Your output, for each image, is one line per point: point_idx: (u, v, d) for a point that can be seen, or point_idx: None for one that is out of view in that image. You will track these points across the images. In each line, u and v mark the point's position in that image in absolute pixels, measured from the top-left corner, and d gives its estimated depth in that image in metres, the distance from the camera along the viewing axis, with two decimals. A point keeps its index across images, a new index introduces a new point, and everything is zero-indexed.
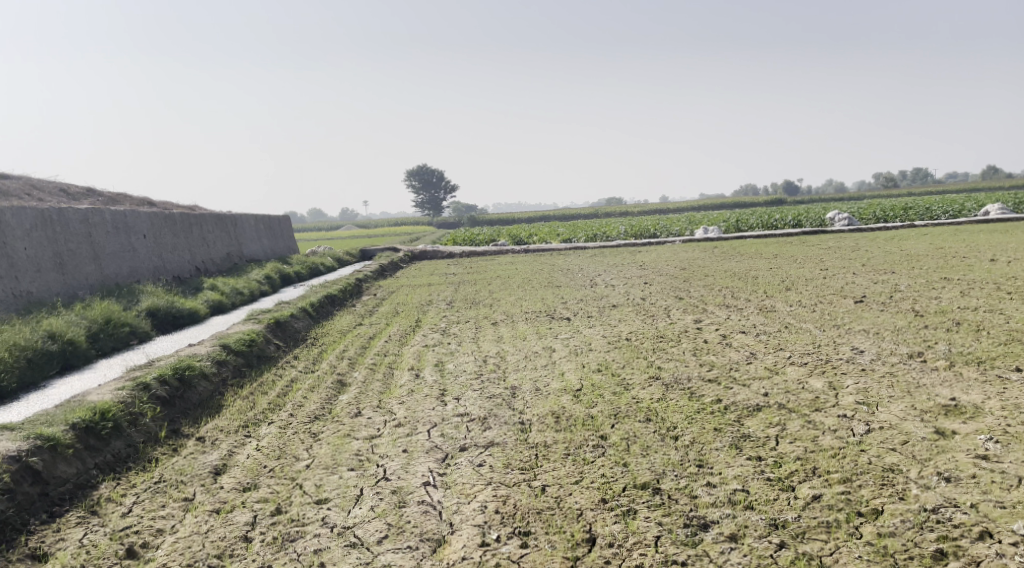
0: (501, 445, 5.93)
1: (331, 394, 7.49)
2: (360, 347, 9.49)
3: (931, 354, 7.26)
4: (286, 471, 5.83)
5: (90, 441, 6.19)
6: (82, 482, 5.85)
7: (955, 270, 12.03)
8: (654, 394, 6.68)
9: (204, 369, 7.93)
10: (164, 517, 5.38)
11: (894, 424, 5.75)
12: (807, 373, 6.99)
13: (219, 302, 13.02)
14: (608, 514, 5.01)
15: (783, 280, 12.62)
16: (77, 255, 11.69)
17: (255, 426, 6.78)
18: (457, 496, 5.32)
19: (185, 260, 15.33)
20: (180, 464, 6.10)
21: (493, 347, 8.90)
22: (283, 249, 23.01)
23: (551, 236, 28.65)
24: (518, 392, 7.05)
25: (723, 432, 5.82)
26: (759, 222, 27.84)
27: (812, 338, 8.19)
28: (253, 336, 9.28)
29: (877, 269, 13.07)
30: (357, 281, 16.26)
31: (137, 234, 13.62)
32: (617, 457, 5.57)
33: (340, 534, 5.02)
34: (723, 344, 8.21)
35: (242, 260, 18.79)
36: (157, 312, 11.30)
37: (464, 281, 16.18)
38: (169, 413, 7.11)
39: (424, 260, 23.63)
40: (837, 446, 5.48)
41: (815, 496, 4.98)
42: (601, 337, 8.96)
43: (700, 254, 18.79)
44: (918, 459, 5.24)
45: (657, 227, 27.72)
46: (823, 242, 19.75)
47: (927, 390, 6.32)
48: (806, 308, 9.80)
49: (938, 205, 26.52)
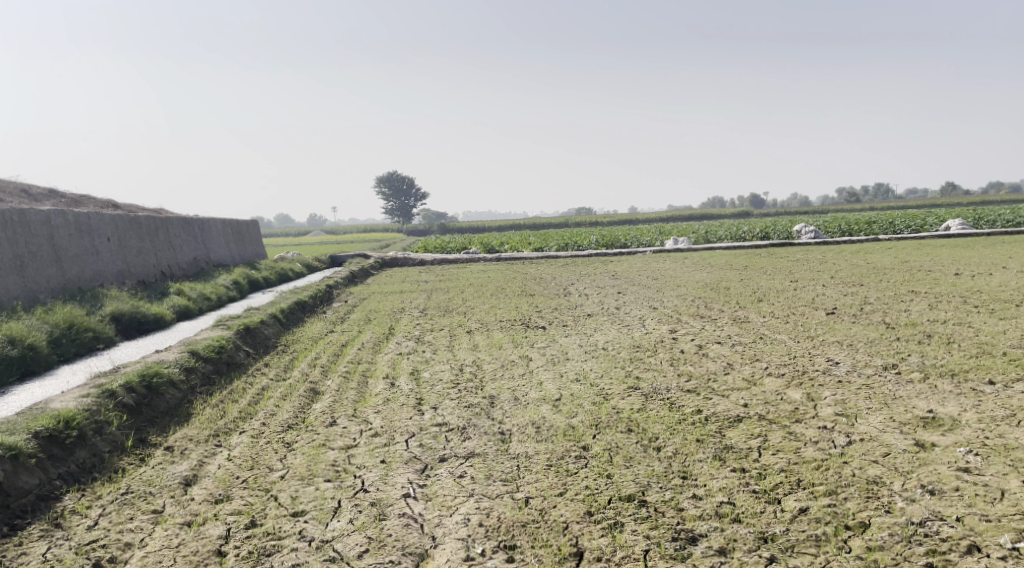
0: (481, 456, 5.82)
1: (304, 403, 7.32)
2: (333, 355, 9.30)
3: (905, 366, 7.32)
4: (259, 482, 5.66)
5: (53, 451, 5.95)
6: (45, 494, 5.62)
7: (922, 283, 12.21)
8: (633, 404, 6.62)
9: (172, 376, 7.70)
10: (132, 530, 5.18)
11: (874, 436, 5.76)
12: (785, 384, 6.99)
13: (186, 307, 12.71)
14: (595, 527, 4.93)
15: (755, 291, 12.71)
16: (39, 257, 11.34)
17: (225, 436, 6.59)
18: (439, 508, 5.20)
19: (150, 264, 14.97)
20: (148, 475, 5.89)
21: (468, 356, 8.79)
22: (251, 255, 22.66)
23: (523, 245, 28.61)
24: (496, 402, 6.95)
25: (705, 443, 5.78)
26: (728, 234, 28.13)
27: (787, 349, 8.22)
28: (223, 343, 9.05)
29: (845, 281, 13.22)
30: (328, 288, 15.99)
31: (101, 236, 13.27)
32: (600, 468, 5.50)
33: (319, 548, 4.87)
34: (699, 355, 8.19)
35: (209, 265, 18.43)
36: (121, 317, 10.98)
37: (436, 289, 16.03)
38: (136, 422, 6.87)
39: (394, 267, 23.41)
40: (820, 458, 5.47)
41: (802, 509, 4.96)
42: (578, 347, 8.89)
43: (671, 264, 18.87)
44: (902, 472, 5.25)
45: (627, 237, 27.82)
46: (791, 254, 19.97)
47: (904, 402, 6.36)
48: (779, 319, 9.83)
49: (901, 220, 27.03)
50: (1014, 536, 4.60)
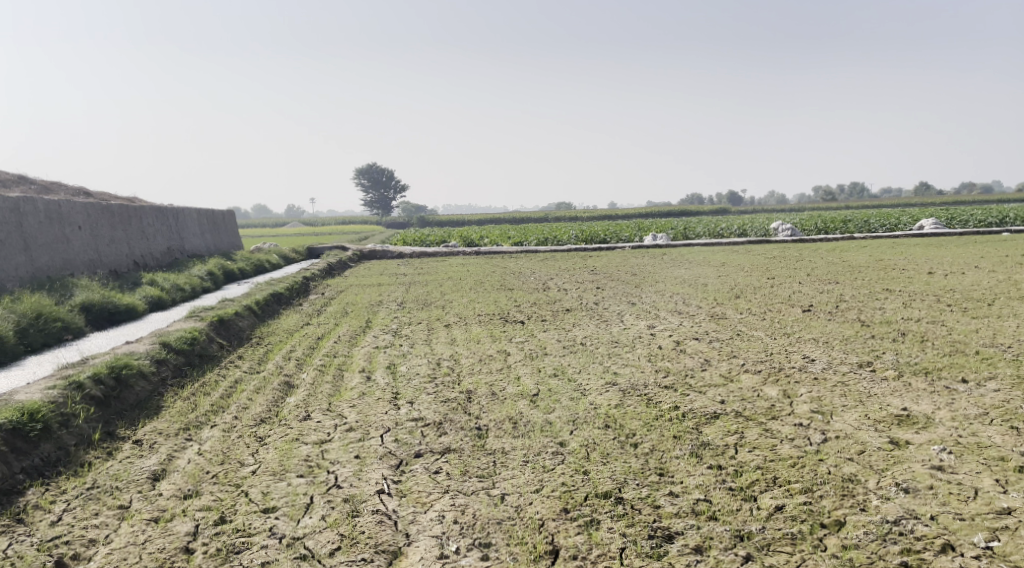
0: (457, 452, 5.76)
1: (278, 396, 7.22)
2: (308, 347, 9.19)
3: (880, 364, 7.35)
4: (230, 478, 5.55)
5: (16, 444, 5.80)
6: (7, 488, 5.46)
7: (896, 282, 12.32)
8: (611, 400, 6.59)
9: (143, 368, 7.55)
10: (97, 526, 5.05)
11: (849, 433, 5.78)
12: (761, 381, 6.99)
13: (158, 298, 12.49)
14: (571, 524, 4.89)
15: (732, 288, 12.76)
16: (7, 245, 11.08)
17: (196, 429, 6.47)
18: (413, 504, 5.14)
19: (123, 253, 14.72)
20: (116, 469, 5.76)
21: (446, 350, 8.72)
22: (227, 245, 22.42)
23: (502, 239, 28.54)
24: (474, 397, 6.88)
25: (682, 440, 5.76)
26: (706, 230, 28.27)
27: (764, 346, 8.22)
28: (195, 334, 8.90)
29: (821, 278, 13.31)
30: (305, 280, 15.77)
31: (72, 224, 13.01)
32: (577, 464, 5.46)
33: (289, 546, 4.78)
34: (677, 351, 8.17)
35: (183, 255, 18.15)
36: (92, 307, 10.76)
37: (414, 282, 15.90)
38: (104, 414, 6.73)
39: (372, 260, 23.22)
40: (796, 455, 5.47)
41: (778, 506, 4.96)
42: (556, 341, 8.85)
43: (650, 260, 18.89)
44: (876, 469, 5.26)
45: (606, 232, 27.81)
46: (769, 250, 20.09)
47: (879, 400, 6.39)
48: (756, 316, 9.86)
49: (876, 219, 27.29)
50: (987, 535, 4.63)
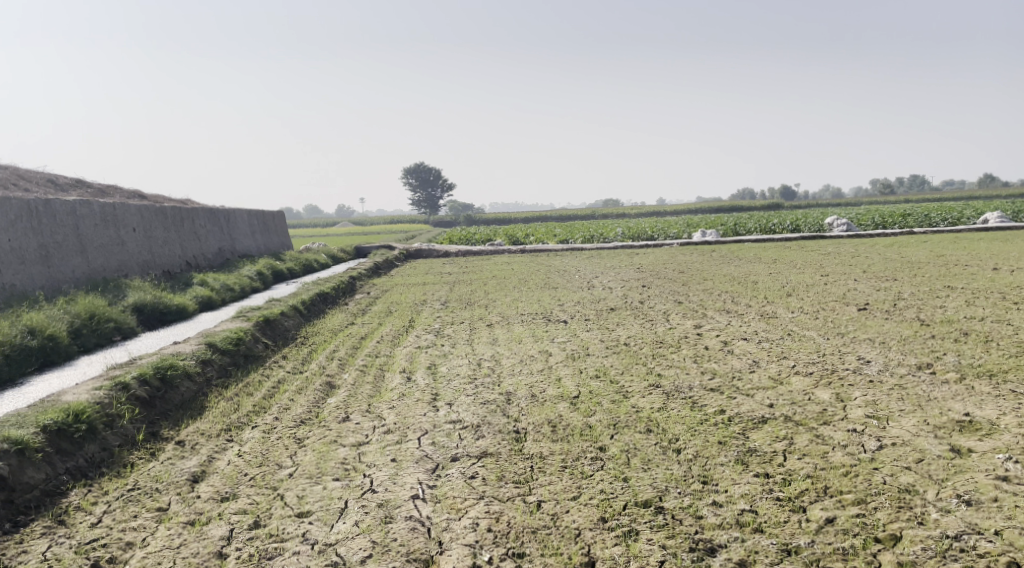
0: (494, 456, 5.64)
1: (319, 397, 7.20)
2: (351, 347, 9.19)
3: (941, 366, 6.99)
4: (267, 480, 5.53)
5: (61, 445, 5.88)
6: (50, 489, 5.53)
7: (958, 279, 11.76)
8: (653, 403, 6.40)
9: (188, 368, 7.62)
10: (135, 529, 5.08)
11: (907, 440, 5.47)
12: (813, 384, 6.70)
13: (209, 299, 12.69)
14: (608, 534, 4.74)
15: (784, 285, 12.37)
16: (64, 247, 11.37)
17: (237, 430, 6.47)
18: (447, 511, 5.03)
19: (176, 254, 15.01)
20: (157, 471, 5.79)
21: (487, 350, 8.62)
22: (277, 245, 22.76)
23: (548, 238, 28.35)
24: (513, 399, 6.75)
25: (727, 446, 5.54)
26: (758, 226, 27.61)
27: (816, 347, 7.91)
28: (241, 334, 8.97)
29: (879, 276, 12.82)
30: (351, 280, 15.85)
31: (127, 226, 13.30)
32: (617, 471, 5.29)
33: (321, 552, 4.73)
34: (724, 352, 7.92)
35: (235, 255, 18.44)
36: (144, 308, 10.96)
37: (459, 281, 15.82)
38: (148, 415, 6.79)
39: (418, 259, 23.26)
40: (849, 464, 5.20)
41: (829, 519, 4.71)
42: (599, 342, 8.66)
43: (698, 257, 18.53)
44: (936, 479, 4.97)
45: (654, 229, 27.38)
46: (823, 247, 19.45)
47: (939, 405, 6.06)
48: (808, 315, 9.52)
49: (937, 213, 26.23)
50: None
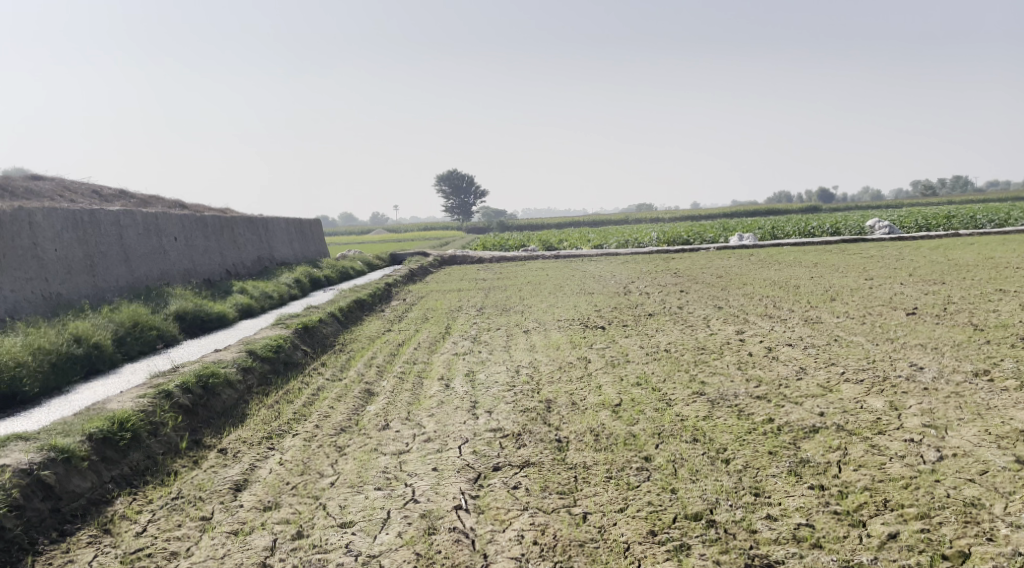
0: (537, 465, 5.53)
1: (358, 405, 7.16)
2: (389, 354, 9.15)
3: (998, 373, 6.72)
4: (309, 489, 5.49)
5: (107, 453, 5.90)
6: (97, 498, 5.56)
7: (1010, 282, 11.37)
8: (698, 412, 6.23)
9: (229, 376, 7.64)
10: (179, 538, 5.07)
11: (968, 450, 5.25)
12: (864, 391, 6.48)
13: (248, 306, 12.78)
14: (659, 549, 4.60)
15: (826, 290, 12.09)
16: (108, 256, 11.54)
17: (279, 438, 6.46)
18: (491, 522, 4.94)
19: (216, 262, 15.16)
20: (200, 479, 5.79)
21: (526, 356, 8.52)
22: (314, 253, 22.96)
23: (582, 243, 28.16)
24: (554, 407, 6.64)
25: (779, 456, 5.36)
26: (796, 229, 27.13)
27: (865, 353, 7.67)
28: (280, 342, 8.98)
29: (926, 279, 12.47)
30: (387, 287, 15.87)
31: (169, 235, 13.48)
32: (664, 482, 5.15)
33: (365, 565, 4.66)
34: (769, 358, 7.71)
35: (273, 263, 18.61)
36: (186, 316, 11.06)
37: (495, 287, 15.75)
38: (191, 422, 6.81)
39: (453, 265, 23.26)
40: (909, 476, 4.99)
41: (891, 534, 4.53)
42: (638, 348, 8.51)
43: (736, 261, 18.22)
44: (1003, 492, 4.75)
45: (690, 233, 27.09)
46: (864, 250, 18.98)
47: (1000, 413, 5.81)
48: (854, 320, 9.24)
49: (983, 214, 25.50)
50: None
